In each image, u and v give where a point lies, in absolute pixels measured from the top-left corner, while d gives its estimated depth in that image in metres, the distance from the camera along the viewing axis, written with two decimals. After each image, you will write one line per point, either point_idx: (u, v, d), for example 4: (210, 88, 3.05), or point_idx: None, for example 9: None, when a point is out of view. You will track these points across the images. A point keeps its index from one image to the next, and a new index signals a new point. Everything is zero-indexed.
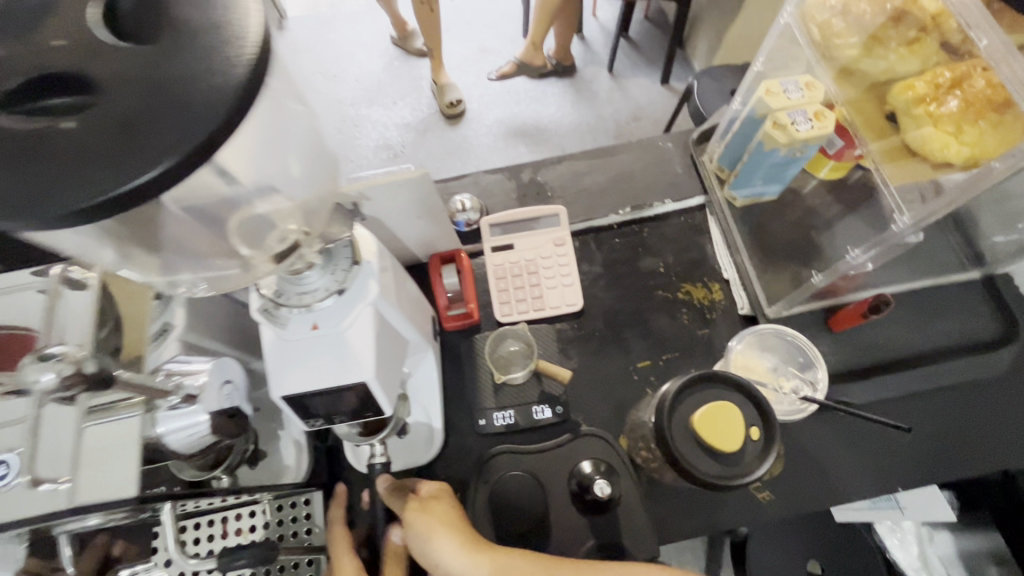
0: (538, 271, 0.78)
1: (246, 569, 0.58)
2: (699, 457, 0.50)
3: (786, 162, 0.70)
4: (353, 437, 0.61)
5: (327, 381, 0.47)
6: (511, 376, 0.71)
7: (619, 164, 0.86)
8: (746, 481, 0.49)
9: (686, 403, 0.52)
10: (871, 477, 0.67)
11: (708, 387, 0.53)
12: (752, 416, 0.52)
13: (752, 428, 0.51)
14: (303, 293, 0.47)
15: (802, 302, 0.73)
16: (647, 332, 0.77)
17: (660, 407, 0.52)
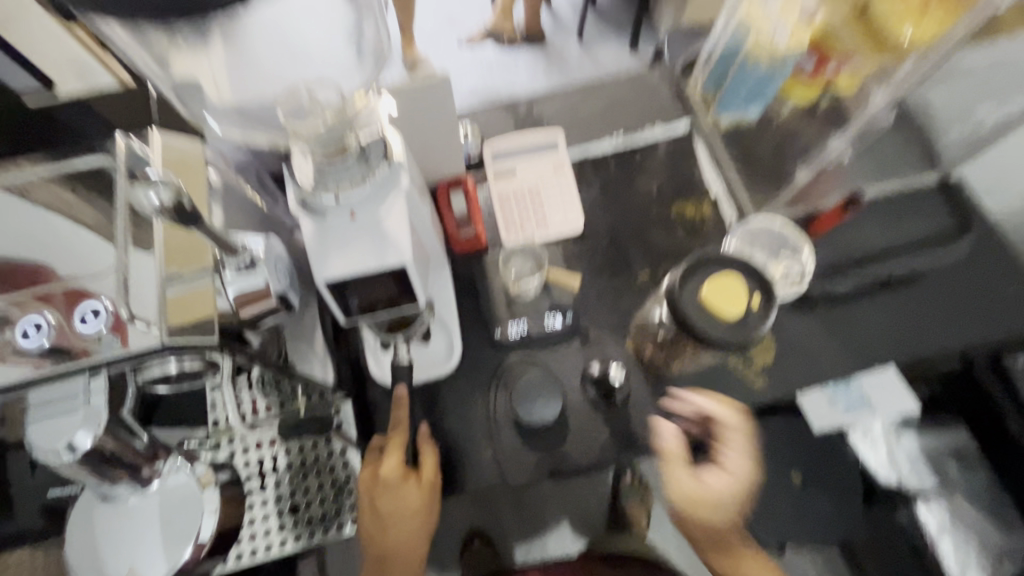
0: (540, 195, 0.82)
1: (283, 473, 0.63)
2: (712, 323, 0.56)
3: (766, 80, 0.75)
4: (381, 334, 0.65)
5: (368, 265, 0.50)
6: (522, 286, 0.77)
7: (610, 96, 0.91)
8: (754, 337, 0.55)
9: (694, 280, 0.58)
10: (849, 359, 0.76)
11: (712, 265, 0.58)
12: (753, 285, 0.58)
13: (754, 295, 0.57)
14: (338, 181, 0.49)
15: (785, 208, 0.79)
16: (644, 247, 0.82)
17: (672, 288, 0.58)
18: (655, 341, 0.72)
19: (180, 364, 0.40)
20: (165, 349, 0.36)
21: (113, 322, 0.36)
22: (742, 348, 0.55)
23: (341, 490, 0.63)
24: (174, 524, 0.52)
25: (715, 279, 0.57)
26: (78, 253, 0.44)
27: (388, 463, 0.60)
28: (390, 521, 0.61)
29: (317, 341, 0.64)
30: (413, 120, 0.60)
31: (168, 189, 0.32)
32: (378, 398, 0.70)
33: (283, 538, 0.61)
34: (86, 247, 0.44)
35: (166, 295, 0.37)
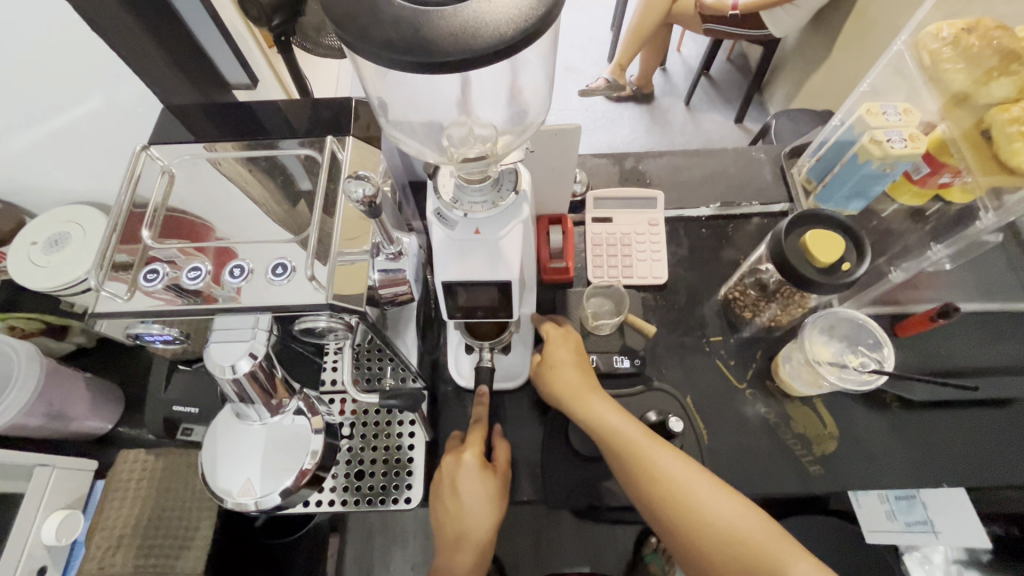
0: (631, 244, 0.88)
1: (356, 440, 0.71)
2: (804, 263, 0.66)
3: (876, 176, 0.78)
4: (467, 339, 0.73)
5: (480, 275, 0.58)
6: (600, 324, 0.81)
7: (714, 165, 0.96)
8: (841, 279, 0.65)
9: (796, 235, 0.68)
10: (916, 470, 0.74)
11: (815, 224, 0.69)
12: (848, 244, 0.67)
13: (844, 262, 0.66)
14: (473, 202, 0.57)
15: (870, 306, 0.81)
16: (721, 311, 0.85)
17: (778, 236, 0.68)
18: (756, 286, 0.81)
19: (326, 322, 0.49)
20: (326, 306, 0.45)
21: (293, 278, 0.46)
22: (817, 283, 0.65)
23: (401, 469, 0.70)
24: (277, 457, 0.54)
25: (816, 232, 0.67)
26: (248, 223, 0.53)
27: (471, 451, 0.67)
28: (469, 505, 0.66)
29: (410, 332, 0.72)
30: (539, 159, 0.69)
31: (369, 185, 0.41)
32: (449, 396, 0.77)
33: (344, 498, 0.68)
34: (258, 216, 0.53)
35: (336, 264, 0.47)
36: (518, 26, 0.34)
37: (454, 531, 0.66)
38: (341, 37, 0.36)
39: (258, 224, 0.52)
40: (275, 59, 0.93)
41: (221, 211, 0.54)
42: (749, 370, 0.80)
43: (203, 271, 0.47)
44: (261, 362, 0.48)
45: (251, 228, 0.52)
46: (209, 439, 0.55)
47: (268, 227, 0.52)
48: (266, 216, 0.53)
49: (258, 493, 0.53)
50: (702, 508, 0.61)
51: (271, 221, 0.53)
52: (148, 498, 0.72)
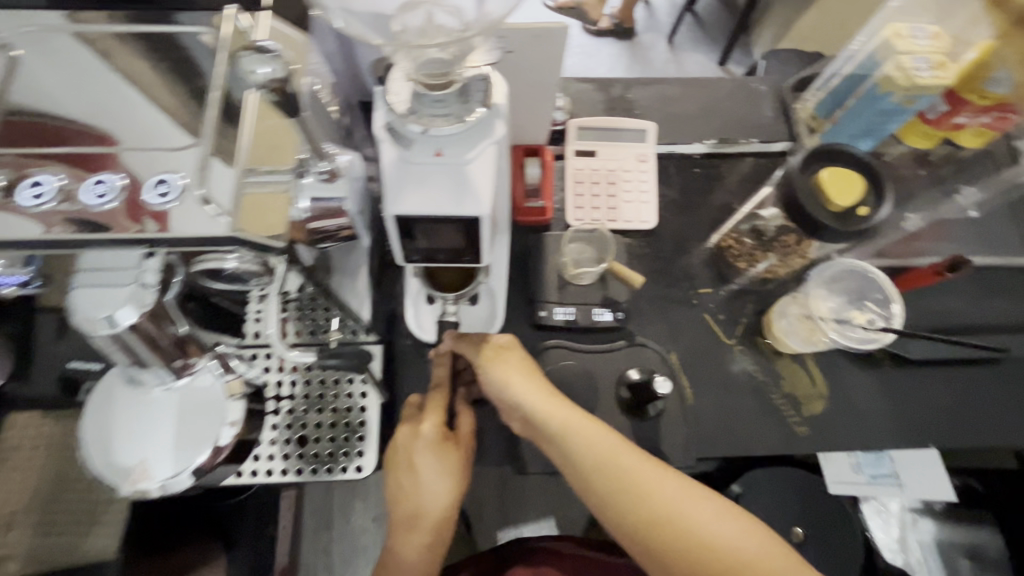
0: (617, 183, 0.78)
1: (298, 402, 0.61)
2: (818, 205, 0.57)
3: (893, 112, 0.69)
4: (429, 289, 0.64)
5: (442, 208, 0.47)
6: (580, 272, 0.72)
7: (710, 97, 0.85)
8: (860, 226, 0.57)
9: (811, 174, 0.59)
10: (903, 430, 0.70)
11: (831, 160, 0.60)
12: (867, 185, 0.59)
13: (862, 206, 0.58)
14: (433, 114, 0.45)
15: (873, 257, 0.74)
16: (712, 260, 0.77)
17: (790, 173, 0.59)
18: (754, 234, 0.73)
19: (238, 262, 0.37)
20: (230, 241, 0.34)
21: (182, 199, 0.34)
22: (831, 230, 0.57)
23: (352, 434, 0.61)
24: (186, 429, 0.44)
25: (834, 169, 0.58)
26: (126, 126, 0.39)
27: (430, 421, 0.59)
28: (427, 482, 0.58)
29: (361, 278, 0.62)
30: (518, 68, 0.57)
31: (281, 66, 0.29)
32: (407, 351, 0.67)
33: (284, 468, 0.59)
34: (141, 118, 0.40)
35: (246, 184, 0.35)
36: None
37: (410, 510, 0.59)
38: None
39: (139, 127, 0.39)
40: None
41: (90, 111, 0.40)
42: (739, 326, 0.74)
43: (54, 187, 0.34)
44: (151, 313, 0.37)
45: (131, 131, 0.39)
46: (98, 407, 0.44)
47: (152, 131, 0.39)
48: (152, 119, 0.40)
49: (163, 473, 0.42)
50: (662, 500, 0.53)
51: (158, 122, 0.39)
52: (43, 470, 0.61)
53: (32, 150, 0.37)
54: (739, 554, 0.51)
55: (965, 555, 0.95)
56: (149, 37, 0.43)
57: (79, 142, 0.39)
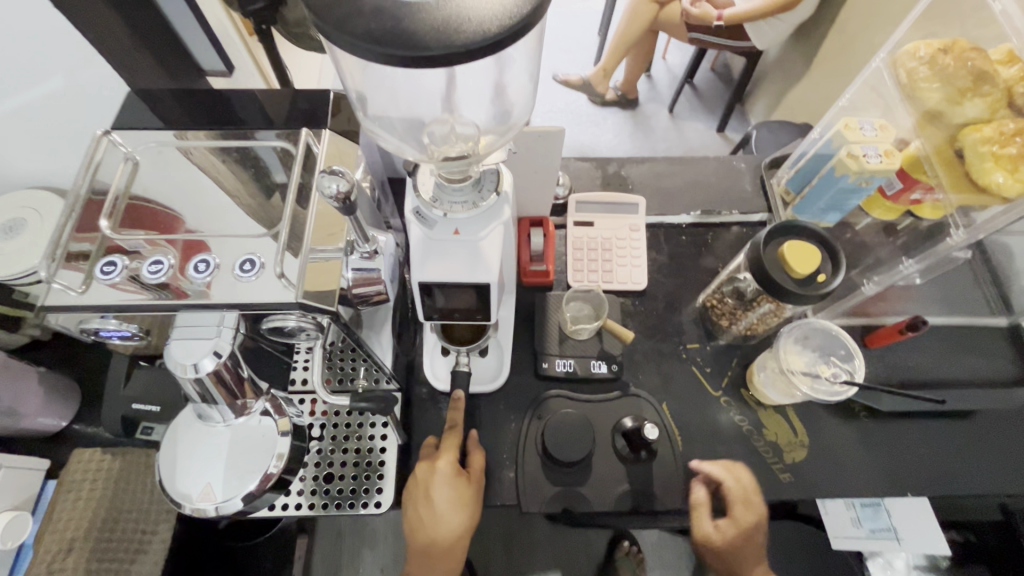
0: (611, 249, 0.88)
1: (326, 442, 0.69)
2: (782, 272, 0.66)
3: (853, 190, 0.79)
4: (444, 342, 0.73)
5: (457, 276, 0.57)
6: (578, 328, 0.80)
7: (695, 173, 0.96)
8: (818, 291, 0.65)
9: (775, 245, 0.69)
10: (882, 478, 0.75)
11: (792, 235, 0.70)
12: (825, 256, 0.68)
13: (820, 274, 0.66)
14: (452, 202, 0.57)
15: (844, 316, 0.82)
16: (698, 318, 0.85)
17: (757, 245, 0.68)
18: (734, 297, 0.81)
19: (296, 321, 0.47)
20: (296, 305, 0.44)
21: (261, 273, 0.45)
22: (795, 296, 0.65)
23: (372, 472, 0.69)
24: (240, 460, 0.52)
25: (794, 242, 0.67)
26: (215, 214, 0.51)
27: (445, 458, 0.67)
28: (441, 512, 0.66)
29: (385, 333, 0.71)
30: (522, 159, 0.69)
31: (344, 182, 0.39)
32: (423, 398, 0.76)
33: (312, 502, 0.67)
34: (225, 208, 0.51)
35: (308, 262, 0.45)
36: (508, 21, 0.35)
37: (426, 536, 0.66)
38: (316, 26, 0.35)
39: (226, 216, 0.50)
40: (254, 47, 0.90)
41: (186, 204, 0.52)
42: (724, 378, 0.81)
43: (167, 264, 0.45)
44: (226, 361, 0.46)
45: (219, 219, 0.50)
46: (169, 441, 0.53)
47: (236, 218, 0.50)
48: (235, 209, 0.51)
49: (220, 497, 0.51)
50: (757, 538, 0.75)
51: (241, 212, 0.51)
52: (102, 497, 0.69)
53: (147, 237, 0.46)
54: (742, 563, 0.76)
55: None
56: (234, 145, 0.56)
57: (180, 229, 0.49)
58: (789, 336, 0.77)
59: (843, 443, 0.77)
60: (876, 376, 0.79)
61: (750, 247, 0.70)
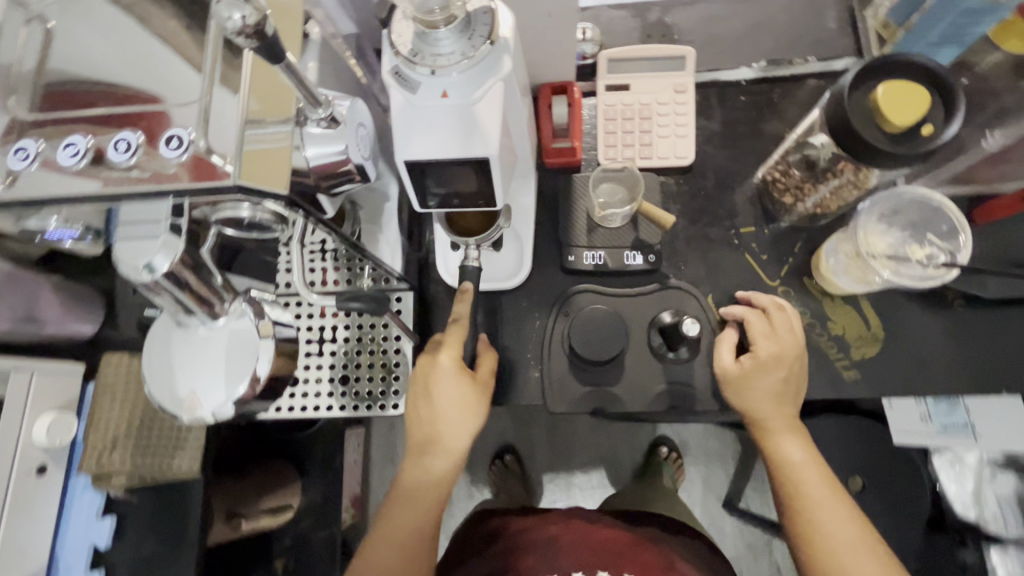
0: (652, 117, 0.73)
1: (339, 344, 0.67)
2: (872, 127, 0.51)
3: (981, 11, 0.59)
4: (451, 236, 0.63)
5: (449, 152, 0.47)
6: (609, 214, 0.70)
7: (763, 13, 0.76)
8: (918, 148, 0.50)
9: (863, 91, 0.53)
10: (973, 378, 0.64)
11: (892, 74, 0.53)
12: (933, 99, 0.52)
13: (923, 126, 0.51)
14: (436, 55, 0.45)
15: (946, 186, 0.66)
16: (757, 197, 0.72)
17: (840, 90, 0.52)
18: (803, 171, 0.67)
19: (252, 212, 0.40)
20: (235, 189, 0.36)
21: (192, 152, 0.35)
22: (887, 158, 0.51)
23: (388, 374, 0.67)
24: (224, 364, 0.47)
25: (894, 81, 0.51)
26: (144, 67, 0.41)
27: (447, 353, 0.63)
28: (441, 410, 0.63)
29: (392, 228, 0.66)
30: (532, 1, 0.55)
31: (252, 10, 0.28)
32: (439, 297, 0.70)
33: (331, 402, 0.66)
34: (155, 58, 0.41)
35: (247, 136, 0.37)
36: None
37: (425, 433, 0.63)
38: None
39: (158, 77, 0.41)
40: None
41: None
42: (784, 267, 0.69)
43: (83, 147, 0.37)
44: (184, 258, 0.40)
45: (151, 76, 0.40)
46: (154, 348, 0.49)
47: (164, 68, 0.40)
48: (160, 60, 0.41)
49: (209, 404, 0.46)
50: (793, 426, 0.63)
51: (168, 57, 0.41)
52: (135, 400, 0.70)
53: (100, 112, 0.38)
54: (794, 467, 0.62)
55: None
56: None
57: (100, 100, 0.41)
58: (872, 211, 0.62)
59: (909, 335, 0.65)
60: (979, 259, 0.65)
61: (829, 95, 0.54)
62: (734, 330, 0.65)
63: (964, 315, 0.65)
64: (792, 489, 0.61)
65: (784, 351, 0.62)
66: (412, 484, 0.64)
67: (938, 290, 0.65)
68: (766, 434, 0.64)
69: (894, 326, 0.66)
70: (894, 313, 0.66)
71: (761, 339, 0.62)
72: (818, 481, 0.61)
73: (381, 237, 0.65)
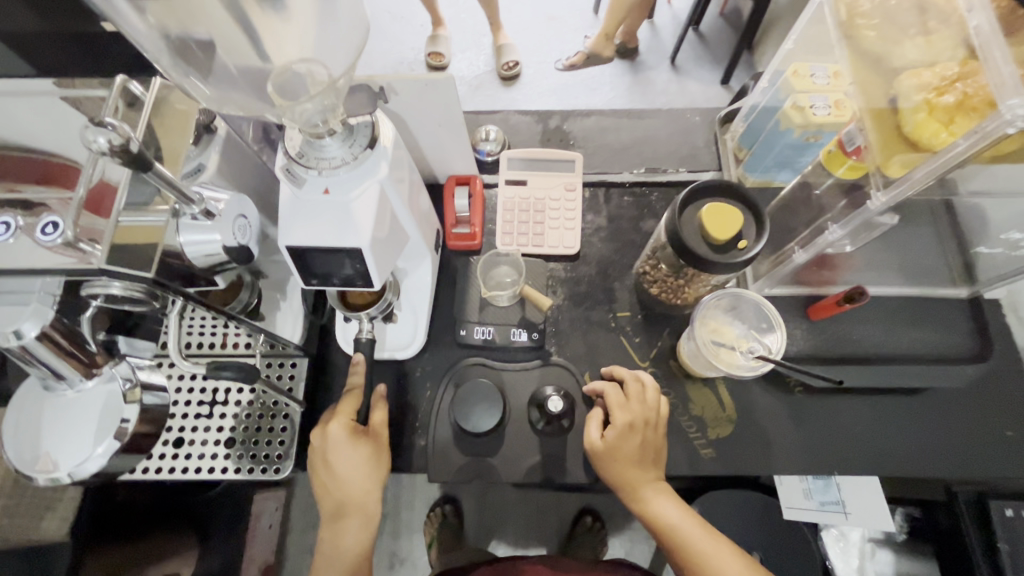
0: (544, 210, 0.82)
1: (231, 407, 0.70)
2: (698, 238, 0.61)
3: (800, 146, 0.72)
4: (343, 309, 0.70)
5: (326, 241, 0.53)
6: (496, 294, 0.77)
7: (645, 129, 0.89)
8: (735, 259, 0.59)
9: (693, 209, 0.62)
10: (812, 458, 0.72)
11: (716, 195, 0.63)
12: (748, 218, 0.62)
13: (741, 240, 0.61)
14: (319, 158, 0.53)
15: (788, 285, 0.76)
16: (633, 285, 0.80)
17: (672, 210, 0.62)
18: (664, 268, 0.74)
19: (122, 289, 0.44)
20: (101, 272, 0.41)
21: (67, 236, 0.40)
22: (712, 266, 0.60)
23: (275, 438, 0.69)
24: (91, 426, 0.50)
25: (714, 205, 0.61)
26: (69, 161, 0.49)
27: (338, 421, 0.66)
28: (344, 474, 0.66)
29: (293, 299, 0.71)
30: (418, 113, 0.63)
31: (117, 134, 0.35)
32: (337, 364, 0.74)
33: (214, 465, 0.67)
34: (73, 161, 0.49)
35: (121, 224, 0.43)
36: None
37: (339, 498, 0.67)
38: None
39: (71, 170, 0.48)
40: None
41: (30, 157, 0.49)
42: (653, 349, 0.77)
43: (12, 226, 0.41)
44: (53, 326, 0.44)
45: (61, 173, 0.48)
46: (20, 407, 0.50)
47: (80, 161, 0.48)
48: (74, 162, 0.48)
49: (65, 467, 0.48)
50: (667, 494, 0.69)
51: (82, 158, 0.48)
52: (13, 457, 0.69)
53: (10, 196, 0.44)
54: (677, 529, 0.68)
55: None
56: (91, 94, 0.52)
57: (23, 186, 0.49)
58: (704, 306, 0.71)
59: (755, 410, 0.73)
60: (812, 350, 0.74)
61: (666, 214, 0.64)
62: (598, 410, 0.70)
63: (804, 398, 0.73)
64: (687, 550, 0.67)
65: (637, 421, 0.67)
66: (334, 548, 0.67)
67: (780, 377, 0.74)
68: (649, 505, 0.68)
69: (738, 401, 0.73)
70: (739, 390, 0.74)
71: (618, 410, 0.68)
72: (696, 530, 0.68)
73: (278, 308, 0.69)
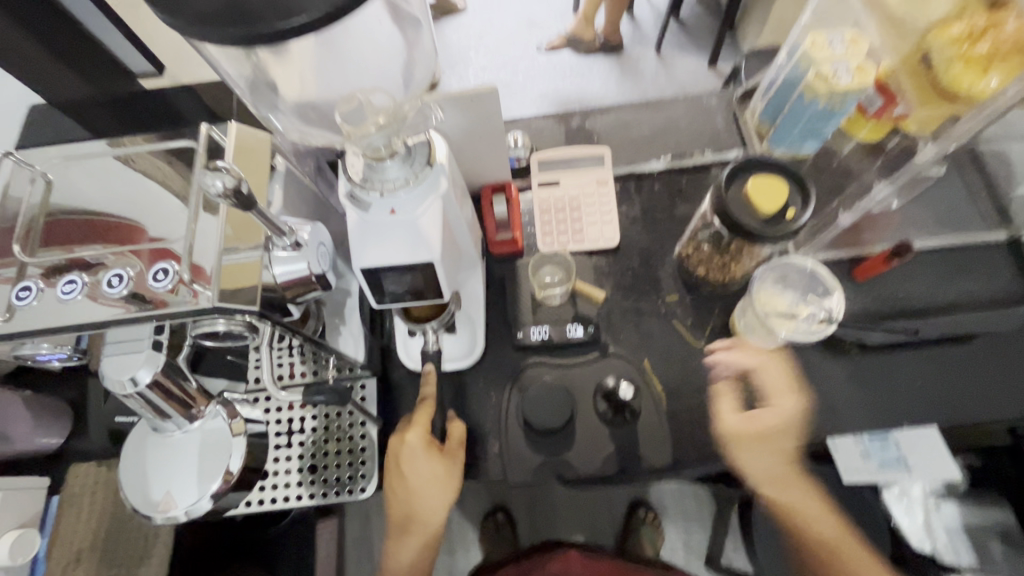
0: (580, 208, 0.84)
1: (308, 434, 0.71)
2: (746, 213, 0.62)
3: (822, 116, 0.74)
4: (409, 324, 0.71)
5: (397, 259, 0.55)
6: (549, 293, 0.79)
7: (665, 117, 0.91)
8: (784, 229, 0.61)
9: (737, 185, 0.65)
10: (877, 415, 0.73)
11: (756, 170, 0.65)
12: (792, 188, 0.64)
13: (788, 210, 0.62)
14: (383, 180, 0.54)
15: (830, 251, 0.78)
16: (677, 269, 0.82)
17: (718, 188, 0.64)
18: (707, 248, 0.77)
19: (226, 325, 0.47)
20: (213, 309, 0.43)
21: (176, 282, 0.43)
22: (762, 238, 0.61)
23: (356, 458, 0.71)
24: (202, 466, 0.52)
25: (757, 178, 0.63)
26: (146, 209, 0.50)
27: (415, 431, 0.69)
28: (416, 484, 0.69)
29: (354, 322, 0.73)
30: (461, 127, 0.67)
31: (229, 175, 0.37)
32: (402, 380, 0.75)
33: (300, 492, 0.69)
34: (148, 209, 0.50)
35: (222, 263, 0.45)
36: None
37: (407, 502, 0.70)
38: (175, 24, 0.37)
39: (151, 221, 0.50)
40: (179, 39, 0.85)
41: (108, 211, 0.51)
42: (706, 328, 0.78)
43: (127, 275, 0.43)
44: (166, 371, 0.46)
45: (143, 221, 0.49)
46: (132, 452, 0.53)
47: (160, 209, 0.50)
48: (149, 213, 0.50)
49: (182, 504, 0.50)
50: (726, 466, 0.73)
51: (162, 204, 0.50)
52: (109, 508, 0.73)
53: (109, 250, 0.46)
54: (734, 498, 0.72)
55: (996, 538, 0.92)
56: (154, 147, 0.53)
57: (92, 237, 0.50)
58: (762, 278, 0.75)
59: (821, 377, 0.75)
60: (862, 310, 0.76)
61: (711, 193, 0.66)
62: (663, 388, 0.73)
63: (860, 359, 0.75)
64: None
65: None
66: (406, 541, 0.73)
67: (835, 339, 0.75)
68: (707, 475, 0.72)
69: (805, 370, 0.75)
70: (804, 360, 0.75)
71: None
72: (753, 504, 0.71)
73: (345, 330, 0.71)
